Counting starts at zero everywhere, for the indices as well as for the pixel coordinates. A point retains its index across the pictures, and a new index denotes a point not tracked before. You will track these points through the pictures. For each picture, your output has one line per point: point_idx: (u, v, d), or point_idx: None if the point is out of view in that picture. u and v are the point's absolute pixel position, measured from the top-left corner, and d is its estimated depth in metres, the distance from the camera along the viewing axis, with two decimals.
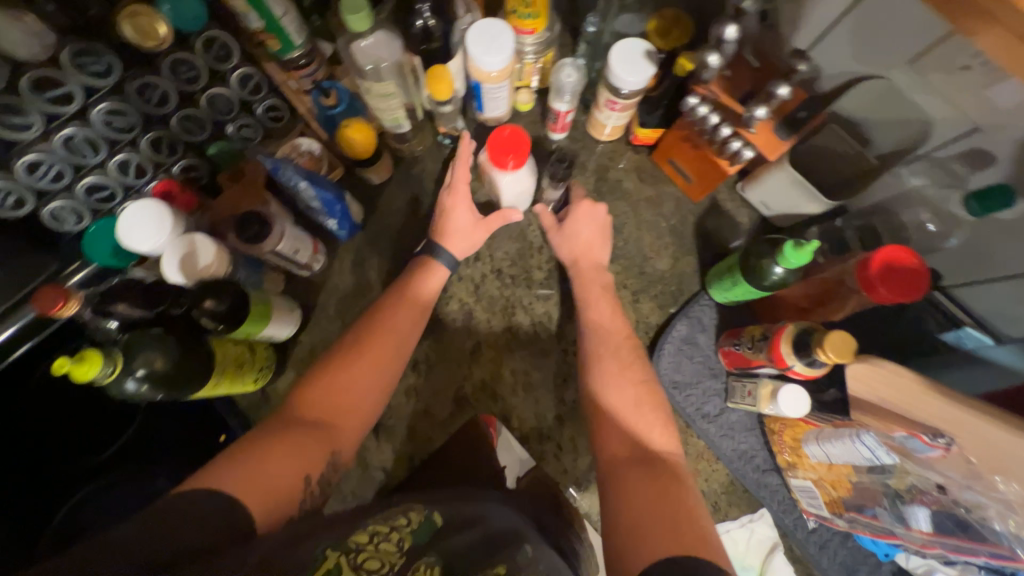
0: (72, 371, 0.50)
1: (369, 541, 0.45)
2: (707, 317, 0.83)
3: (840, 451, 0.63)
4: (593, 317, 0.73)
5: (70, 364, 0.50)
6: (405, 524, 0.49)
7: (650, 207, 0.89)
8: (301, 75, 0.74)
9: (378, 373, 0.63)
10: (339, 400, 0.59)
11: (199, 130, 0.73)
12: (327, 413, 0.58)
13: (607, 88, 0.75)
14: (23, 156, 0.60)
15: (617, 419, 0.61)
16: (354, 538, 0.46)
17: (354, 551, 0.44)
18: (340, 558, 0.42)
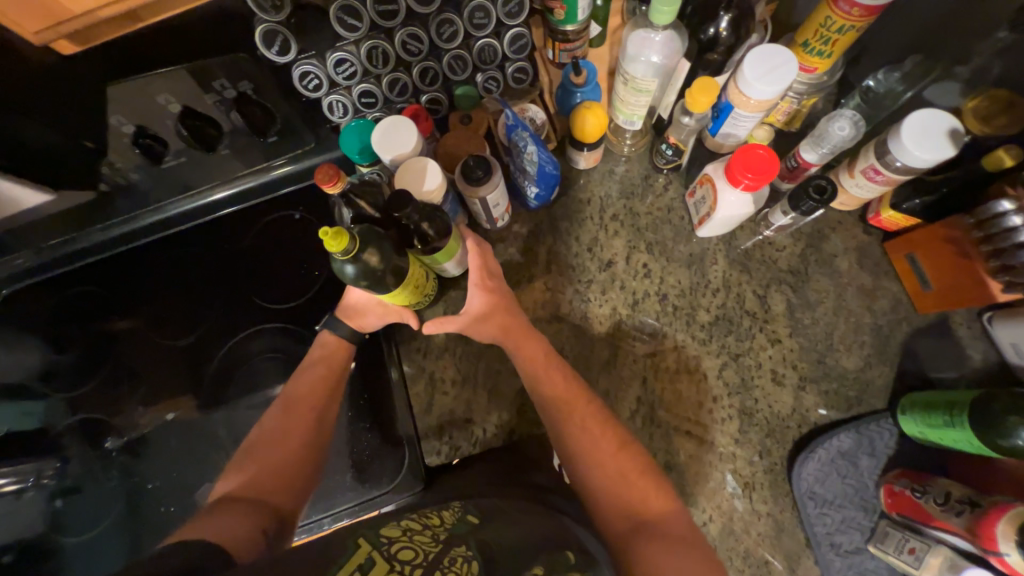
0: (326, 240, 0.56)
1: (400, 535, 0.48)
2: (880, 442, 0.71)
3: None
4: (521, 361, 0.70)
5: (327, 234, 0.55)
6: (440, 522, 0.52)
7: (859, 296, 0.78)
8: (563, 48, 0.77)
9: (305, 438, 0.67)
10: (274, 474, 0.63)
11: (460, 71, 0.79)
12: (276, 476, 0.63)
13: (877, 154, 0.66)
14: (335, 53, 0.71)
15: (597, 476, 0.61)
16: (386, 532, 0.48)
17: (388, 544, 0.46)
18: (373, 552, 0.45)
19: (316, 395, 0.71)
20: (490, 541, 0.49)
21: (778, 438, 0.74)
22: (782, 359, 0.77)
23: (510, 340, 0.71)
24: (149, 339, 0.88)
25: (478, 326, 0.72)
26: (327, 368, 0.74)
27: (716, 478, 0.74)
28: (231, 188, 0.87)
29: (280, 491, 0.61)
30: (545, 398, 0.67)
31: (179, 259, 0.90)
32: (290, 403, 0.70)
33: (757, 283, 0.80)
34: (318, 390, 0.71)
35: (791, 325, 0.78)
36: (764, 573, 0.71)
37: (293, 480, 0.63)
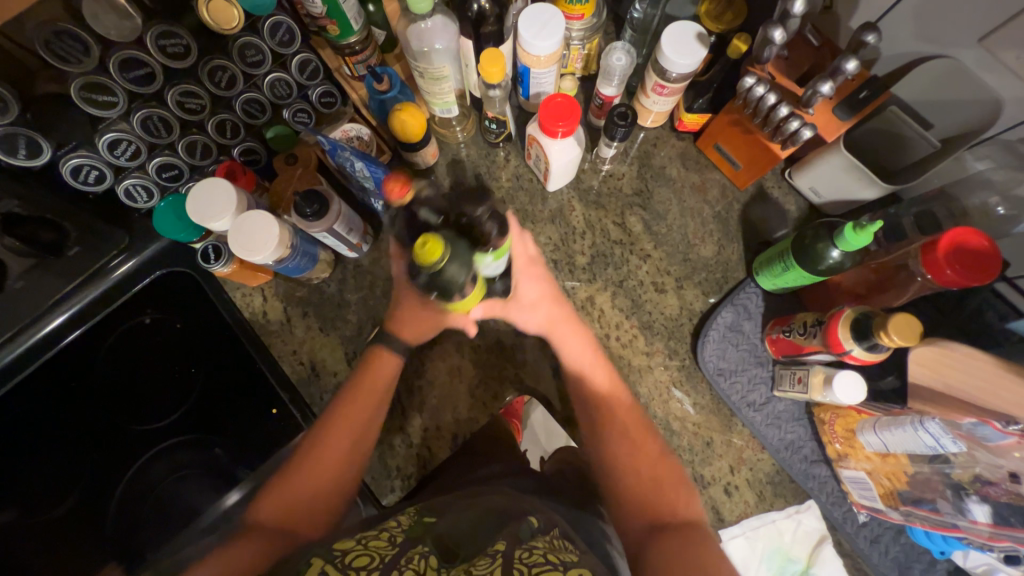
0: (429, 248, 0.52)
1: (358, 543, 0.50)
2: (753, 304, 0.82)
3: (898, 438, 0.62)
4: (570, 355, 0.71)
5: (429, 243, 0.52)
6: (397, 526, 0.55)
7: (694, 194, 0.88)
8: (355, 61, 0.77)
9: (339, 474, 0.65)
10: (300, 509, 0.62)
11: (260, 113, 0.76)
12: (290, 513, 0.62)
13: (656, 71, 0.75)
14: (104, 135, 0.63)
15: (627, 481, 0.65)
16: (341, 545, 0.51)
17: (341, 555, 0.48)
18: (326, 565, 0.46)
19: (355, 437, 0.67)
20: (442, 533, 0.54)
21: (679, 337, 0.83)
22: (658, 270, 0.85)
23: (556, 334, 0.72)
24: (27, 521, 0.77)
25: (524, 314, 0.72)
26: (373, 385, 0.69)
27: (642, 393, 0.81)
28: (66, 312, 0.75)
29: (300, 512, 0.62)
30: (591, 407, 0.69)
31: (38, 414, 0.77)
32: (325, 426, 0.66)
33: (614, 214, 0.88)
34: (356, 426, 0.67)
35: (653, 238, 0.87)
36: (708, 453, 0.79)
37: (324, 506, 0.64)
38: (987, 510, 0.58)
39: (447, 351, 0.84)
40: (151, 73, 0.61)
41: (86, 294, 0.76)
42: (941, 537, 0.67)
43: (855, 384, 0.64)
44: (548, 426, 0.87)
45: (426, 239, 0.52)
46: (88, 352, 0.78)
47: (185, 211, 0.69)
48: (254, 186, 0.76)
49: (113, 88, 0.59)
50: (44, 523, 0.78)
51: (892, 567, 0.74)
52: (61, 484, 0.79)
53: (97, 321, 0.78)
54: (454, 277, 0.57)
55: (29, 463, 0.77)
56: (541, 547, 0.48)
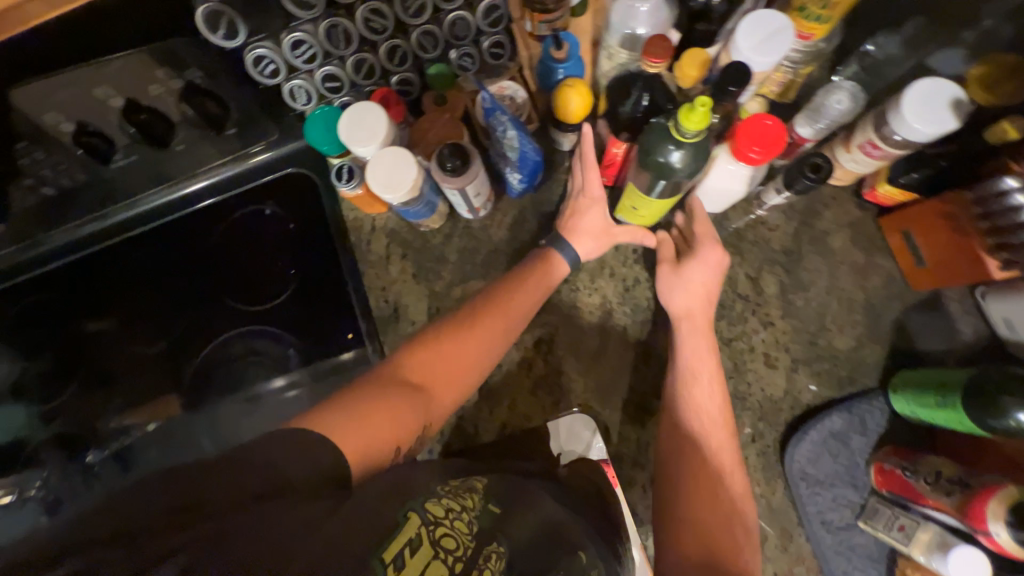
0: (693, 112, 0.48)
1: (446, 515, 0.43)
2: (872, 421, 0.71)
3: None
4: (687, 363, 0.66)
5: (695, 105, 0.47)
6: (468, 507, 0.46)
7: (851, 275, 0.76)
8: (542, 19, 0.69)
9: (475, 356, 0.62)
10: (439, 367, 0.59)
11: (431, 48, 0.73)
12: (424, 377, 0.58)
13: (875, 127, 0.62)
14: (291, 34, 0.65)
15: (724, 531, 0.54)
16: (431, 507, 0.44)
17: (433, 525, 0.42)
18: (420, 530, 0.41)
19: (496, 341, 0.65)
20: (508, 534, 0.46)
21: (770, 421, 0.74)
22: (775, 342, 0.76)
23: (687, 322, 0.68)
24: (120, 348, 0.84)
25: (674, 291, 0.69)
26: (526, 299, 0.69)
27: None
28: (207, 180, 0.81)
29: (427, 382, 0.58)
30: (699, 418, 0.62)
31: (159, 259, 0.84)
32: (459, 325, 0.63)
33: (749, 265, 0.78)
34: (503, 327, 0.66)
35: (783, 306, 0.77)
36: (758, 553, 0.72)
37: (452, 387, 0.60)
38: None
39: (524, 342, 0.81)
40: None
41: (222, 167, 0.81)
42: None
43: (978, 561, 0.54)
44: (574, 429, 0.78)
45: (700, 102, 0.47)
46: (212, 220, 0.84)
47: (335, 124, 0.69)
48: (401, 119, 0.72)
49: None
50: (130, 358, 0.84)
51: None
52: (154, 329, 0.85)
53: (226, 197, 0.83)
54: (675, 160, 0.54)
55: (138, 297, 0.84)
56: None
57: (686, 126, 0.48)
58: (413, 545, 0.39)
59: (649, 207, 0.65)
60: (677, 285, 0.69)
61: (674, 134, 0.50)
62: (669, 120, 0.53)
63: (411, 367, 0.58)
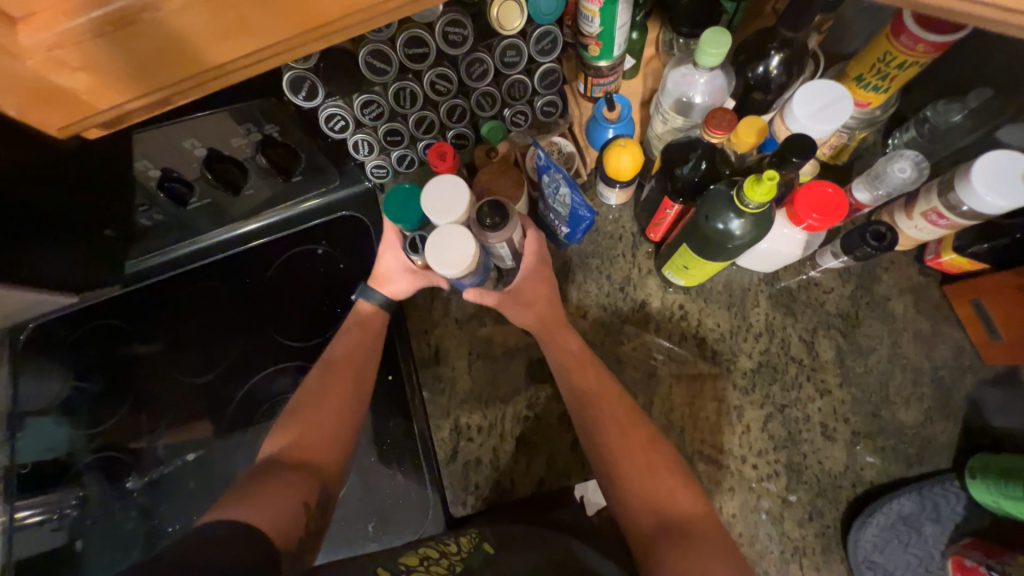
0: (758, 186, 0.48)
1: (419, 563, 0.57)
2: (946, 507, 0.65)
3: None
4: (555, 356, 0.70)
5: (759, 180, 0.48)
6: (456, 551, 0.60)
7: (916, 344, 0.72)
8: (596, 83, 0.74)
9: (343, 404, 0.69)
10: (313, 439, 0.65)
11: (488, 107, 0.76)
12: (304, 451, 0.63)
13: (942, 197, 0.61)
14: (362, 95, 0.68)
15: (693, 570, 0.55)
16: (404, 559, 0.57)
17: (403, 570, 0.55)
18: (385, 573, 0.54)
19: (353, 347, 0.75)
20: None
21: (830, 498, 0.69)
22: (833, 411, 0.72)
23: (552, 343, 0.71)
24: (167, 376, 0.86)
25: (518, 309, 0.73)
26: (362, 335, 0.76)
27: (764, 540, 0.69)
28: (268, 219, 0.89)
29: (317, 452, 0.64)
30: (605, 431, 0.62)
31: (213, 293, 0.88)
32: (323, 380, 0.71)
33: (803, 327, 0.75)
34: (355, 354, 0.74)
35: (841, 374, 0.73)
36: None
37: (330, 448, 0.65)
38: None
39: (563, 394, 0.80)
40: (425, 53, 0.63)
41: (277, 210, 0.89)
42: None
43: None
44: None
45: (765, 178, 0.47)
46: (268, 254, 0.89)
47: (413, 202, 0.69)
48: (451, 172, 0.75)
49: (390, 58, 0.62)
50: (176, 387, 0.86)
51: None
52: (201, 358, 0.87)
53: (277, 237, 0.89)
54: (735, 228, 0.54)
55: (192, 326, 0.88)
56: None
57: (747, 197, 0.49)
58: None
59: (701, 267, 0.64)
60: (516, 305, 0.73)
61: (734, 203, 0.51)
62: (730, 189, 0.53)
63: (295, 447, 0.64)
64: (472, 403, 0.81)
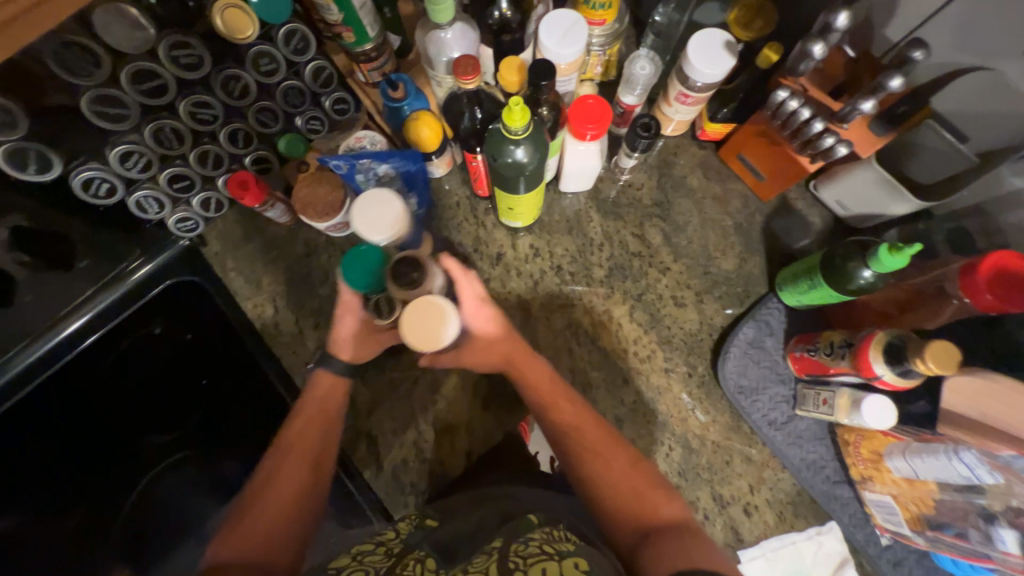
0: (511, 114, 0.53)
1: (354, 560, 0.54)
2: (775, 321, 0.80)
3: (929, 466, 0.60)
4: (523, 384, 0.68)
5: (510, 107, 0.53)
6: (393, 536, 0.60)
7: (716, 205, 0.86)
8: (369, 68, 0.74)
9: (302, 484, 0.61)
10: (260, 527, 0.58)
11: (272, 122, 0.73)
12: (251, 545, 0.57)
13: (679, 80, 0.73)
14: (115, 147, 0.61)
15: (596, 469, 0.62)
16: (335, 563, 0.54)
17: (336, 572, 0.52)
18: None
19: (316, 419, 0.66)
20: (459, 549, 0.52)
21: (699, 352, 0.81)
22: (677, 284, 0.83)
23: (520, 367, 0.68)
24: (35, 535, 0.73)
25: (477, 356, 0.69)
26: (321, 410, 0.67)
27: (661, 410, 0.79)
28: (86, 314, 0.71)
29: (264, 544, 0.57)
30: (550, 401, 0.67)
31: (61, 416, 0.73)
32: (273, 458, 0.63)
33: (632, 225, 0.86)
34: (313, 429, 0.65)
35: (672, 251, 0.85)
36: (728, 472, 0.77)
37: (284, 540, 0.58)
38: (1015, 537, 0.55)
39: (461, 365, 0.83)
40: (163, 84, 0.60)
41: (103, 297, 0.72)
42: (967, 565, 0.65)
43: (884, 406, 0.63)
44: None
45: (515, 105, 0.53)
46: (106, 352, 0.73)
47: (373, 269, 0.65)
48: (262, 199, 0.73)
49: (126, 101, 0.58)
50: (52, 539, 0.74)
51: None
52: (74, 493, 0.76)
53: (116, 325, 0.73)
54: (521, 156, 0.59)
55: (49, 471, 0.73)
56: (538, 538, 0.52)
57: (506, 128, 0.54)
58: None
59: (522, 203, 0.70)
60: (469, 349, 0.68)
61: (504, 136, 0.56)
62: (501, 125, 0.58)
63: (235, 540, 0.57)
64: (378, 411, 0.81)
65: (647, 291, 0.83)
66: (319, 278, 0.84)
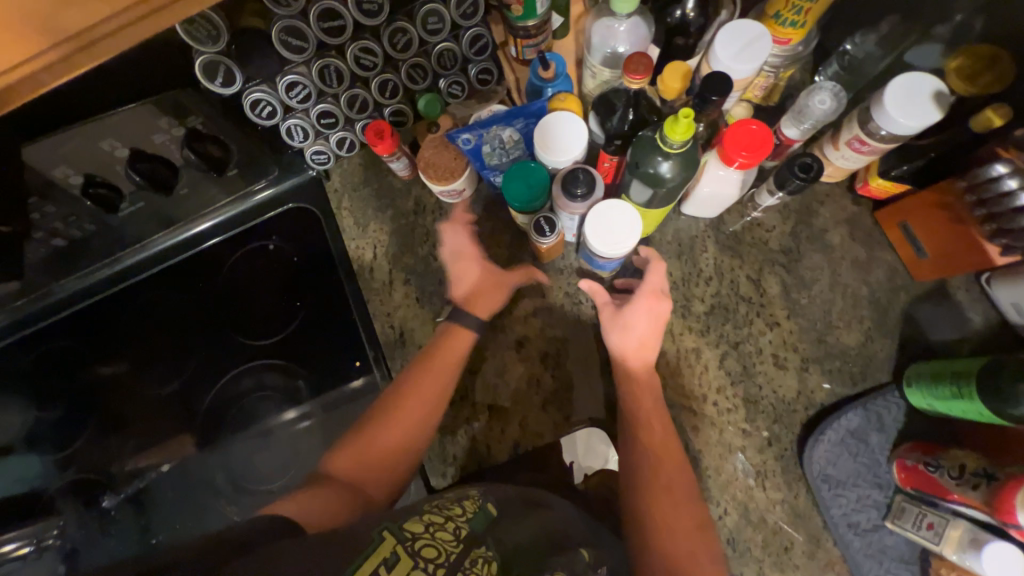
0: (673, 123, 0.49)
1: (425, 530, 0.51)
2: (889, 416, 0.70)
3: None
4: (630, 406, 0.69)
5: (675, 117, 0.49)
6: (461, 514, 0.55)
7: (854, 270, 0.76)
8: (526, 45, 0.72)
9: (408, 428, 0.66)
10: (364, 460, 0.64)
11: (420, 79, 0.75)
12: (354, 476, 0.62)
13: (862, 123, 0.63)
14: (285, 76, 0.65)
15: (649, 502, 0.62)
16: (410, 526, 0.51)
17: (411, 539, 0.49)
18: (397, 546, 0.48)
19: (446, 378, 0.71)
20: (507, 543, 0.54)
21: (786, 422, 0.73)
22: (783, 343, 0.75)
23: (633, 362, 0.70)
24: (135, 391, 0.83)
25: (614, 331, 0.71)
26: (448, 361, 0.72)
27: (727, 469, 0.73)
28: (216, 217, 0.82)
29: (361, 477, 0.63)
30: (638, 420, 0.68)
31: (175, 295, 0.84)
32: (397, 392, 0.69)
33: (749, 267, 0.78)
34: (437, 382, 0.70)
35: (787, 306, 0.76)
36: (784, 559, 0.70)
37: (380, 479, 0.63)
38: None
39: (531, 358, 0.82)
40: (342, 25, 0.62)
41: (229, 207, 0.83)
42: None
43: (1013, 559, 0.52)
44: (591, 443, 0.81)
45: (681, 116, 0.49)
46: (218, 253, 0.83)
47: (537, 185, 0.67)
48: (393, 150, 0.74)
49: (307, 35, 0.61)
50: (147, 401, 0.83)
51: None
52: (170, 366, 0.84)
53: (250, 227, 0.83)
54: (665, 171, 0.56)
55: (149, 343, 0.84)
56: None
57: (662, 137, 0.51)
58: (392, 559, 0.46)
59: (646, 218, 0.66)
60: (616, 326, 0.71)
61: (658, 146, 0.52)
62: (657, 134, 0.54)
63: (340, 464, 0.63)
64: None
65: (746, 341, 0.76)
66: (419, 236, 0.86)
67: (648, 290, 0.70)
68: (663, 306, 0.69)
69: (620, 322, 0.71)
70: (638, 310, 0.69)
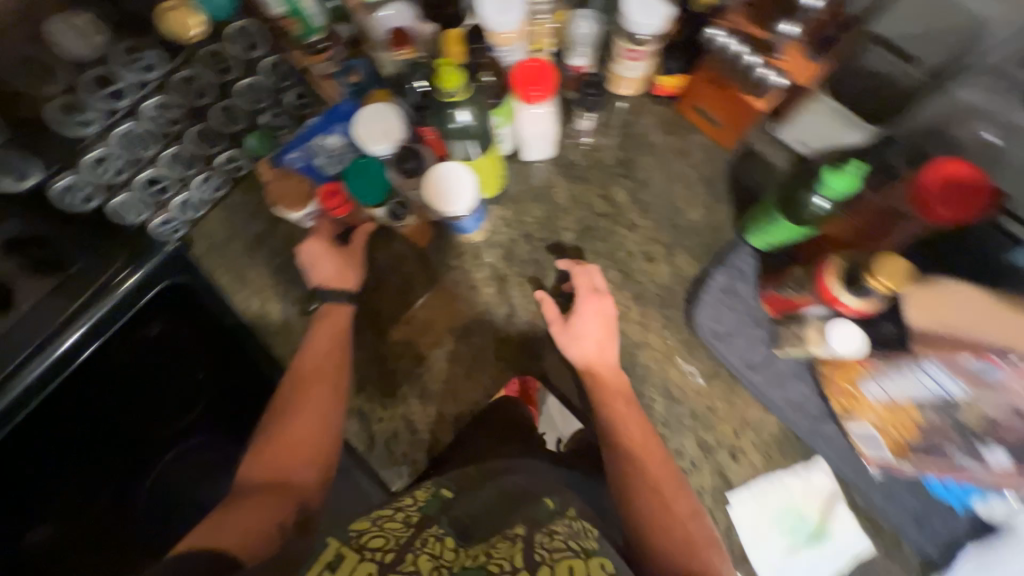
0: (444, 76, 0.65)
1: (374, 524, 0.54)
2: (746, 265, 0.80)
3: (902, 385, 0.66)
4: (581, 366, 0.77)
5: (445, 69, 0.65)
6: (413, 503, 0.59)
7: (679, 158, 0.86)
8: (322, 60, 0.76)
9: (325, 406, 0.70)
10: (287, 448, 0.67)
11: (237, 121, 0.77)
12: (279, 468, 0.66)
13: (622, 36, 0.74)
14: (88, 155, 0.66)
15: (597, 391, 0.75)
16: (356, 526, 0.54)
17: (357, 537, 0.52)
18: (342, 548, 0.51)
19: (320, 352, 0.74)
20: (461, 516, 0.59)
21: (672, 304, 0.82)
22: (647, 239, 0.84)
23: (602, 351, 0.77)
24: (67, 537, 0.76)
25: (571, 343, 0.77)
26: (329, 334, 0.76)
27: (640, 362, 0.80)
28: (84, 324, 0.71)
29: (291, 471, 0.66)
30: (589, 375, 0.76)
31: (66, 426, 0.74)
32: (293, 383, 0.72)
33: (597, 187, 0.87)
34: (323, 362, 0.73)
35: (639, 208, 0.85)
36: (712, 418, 0.78)
37: (307, 462, 0.66)
38: (1005, 452, 0.64)
39: (443, 337, 0.85)
40: (121, 89, 0.66)
41: (98, 307, 0.72)
42: (961, 487, 0.68)
43: (851, 332, 0.63)
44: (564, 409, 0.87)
45: (448, 72, 0.64)
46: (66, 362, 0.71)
47: (372, 175, 0.71)
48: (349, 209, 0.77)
49: (86, 105, 0.64)
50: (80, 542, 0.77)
51: (908, 519, 0.72)
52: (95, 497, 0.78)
53: (134, 314, 0.75)
54: (464, 120, 0.67)
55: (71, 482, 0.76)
56: (561, 533, 0.53)
57: (439, 91, 0.65)
58: (339, 559, 0.49)
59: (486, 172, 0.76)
60: (569, 337, 0.77)
61: (441, 101, 0.66)
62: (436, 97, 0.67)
63: (265, 460, 0.66)
64: (366, 390, 0.83)
65: (617, 250, 0.84)
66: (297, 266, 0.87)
67: (586, 292, 0.78)
68: (608, 304, 0.78)
69: (574, 331, 0.77)
70: (586, 308, 0.77)
